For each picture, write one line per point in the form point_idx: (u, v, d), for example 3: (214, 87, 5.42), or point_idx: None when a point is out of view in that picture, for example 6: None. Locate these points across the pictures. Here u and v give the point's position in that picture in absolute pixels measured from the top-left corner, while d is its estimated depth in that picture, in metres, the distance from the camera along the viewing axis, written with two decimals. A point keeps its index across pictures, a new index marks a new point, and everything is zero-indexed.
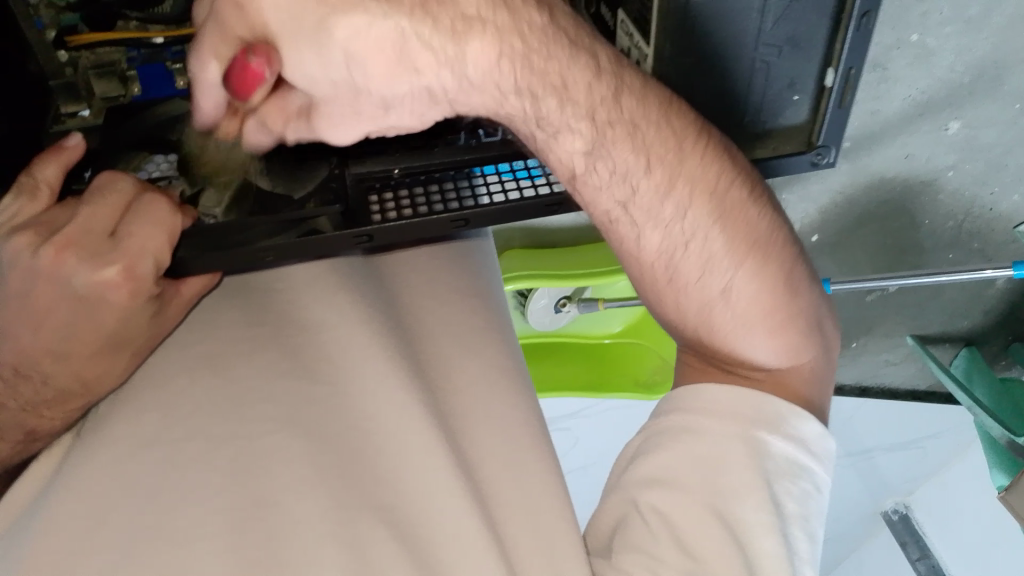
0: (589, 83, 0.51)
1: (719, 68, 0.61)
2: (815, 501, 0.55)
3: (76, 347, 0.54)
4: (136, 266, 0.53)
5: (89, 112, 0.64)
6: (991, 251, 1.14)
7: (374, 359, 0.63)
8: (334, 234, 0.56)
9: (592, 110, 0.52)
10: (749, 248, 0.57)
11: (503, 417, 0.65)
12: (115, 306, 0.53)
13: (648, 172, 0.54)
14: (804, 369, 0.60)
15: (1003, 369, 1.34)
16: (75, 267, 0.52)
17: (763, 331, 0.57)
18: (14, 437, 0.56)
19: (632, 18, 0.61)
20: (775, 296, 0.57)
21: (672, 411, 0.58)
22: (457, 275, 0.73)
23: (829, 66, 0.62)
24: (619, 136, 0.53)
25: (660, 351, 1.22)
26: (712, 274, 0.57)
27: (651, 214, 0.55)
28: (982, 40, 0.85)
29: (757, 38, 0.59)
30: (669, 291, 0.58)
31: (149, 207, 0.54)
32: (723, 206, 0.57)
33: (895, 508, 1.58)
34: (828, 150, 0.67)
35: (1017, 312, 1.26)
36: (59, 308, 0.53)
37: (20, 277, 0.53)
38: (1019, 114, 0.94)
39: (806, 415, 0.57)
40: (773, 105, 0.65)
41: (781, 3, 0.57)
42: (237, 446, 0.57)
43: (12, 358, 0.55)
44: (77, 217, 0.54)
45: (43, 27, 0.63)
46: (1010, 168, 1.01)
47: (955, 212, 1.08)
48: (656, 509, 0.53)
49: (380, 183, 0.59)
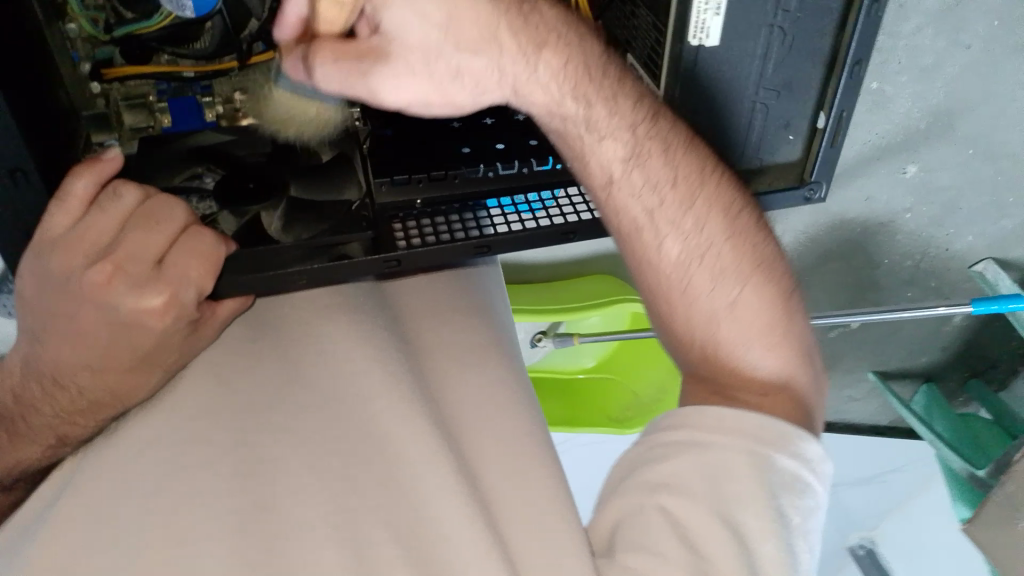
0: (632, 104, 0.61)
1: (718, 110, 0.65)
2: (817, 517, 0.58)
3: (112, 362, 0.57)
4: (180, 293, 0.56)
5: (118, 141, 0.68)
6: (946, 289, 1.20)
7: (376, 375, 0.65)
8: (365, 257, 0.59)
9: (633, 126, 0.61)
10: (755, 268, 0.62)
11: (508, 435, 0.68)
12: (156, 331, 0.56)
13: (675, 187, 0.62)
14: (795, 390, 0.61)
15: (959, 405, 1.42)
16: (122, 292, 0.55)
17: (760, 345, 0.61)
18: (45, 441, 0.59)
19: (642, 62, 0.66)
20: (774, 311, 0.61)
21: (678, 423, 0.59)
22: (455, 297, 0.76)
23: (821, 111, 0.67)
24: (654, 155, 0.61)
25: (635, 387, 1.22)
26: (722, 287, 0.61)
27: (672, 224, 0.61)
28: (936, 88, 0.89)
29: (757, 83, 0.64)
30: (680, 305, 0.61)
31: (197, 240, 0.57)
32: (735, 228, 0.63)
33: (860, 544, 1.61)
34: (819, 186, 0.72)
35: (972, 348, 1.33)
36: (102, 330, 0.57)
37: (69, 295, 0.56)
38: (972, 158, 0.99)
39: (811, 436, 0.59)
40: (770, 144, 0.69)
41: (781, 51, 0.62)
42: (240, 450, 0.59)
43: (51, 368, 0.58)
44: (127, 242, 0.56)
45: (79, 60, 0.64)
46: (963, 210, 1.07)
47: (912, 252, 1.13)
48: (664, 510, 0.56)
49: (402, 212, 0.63)
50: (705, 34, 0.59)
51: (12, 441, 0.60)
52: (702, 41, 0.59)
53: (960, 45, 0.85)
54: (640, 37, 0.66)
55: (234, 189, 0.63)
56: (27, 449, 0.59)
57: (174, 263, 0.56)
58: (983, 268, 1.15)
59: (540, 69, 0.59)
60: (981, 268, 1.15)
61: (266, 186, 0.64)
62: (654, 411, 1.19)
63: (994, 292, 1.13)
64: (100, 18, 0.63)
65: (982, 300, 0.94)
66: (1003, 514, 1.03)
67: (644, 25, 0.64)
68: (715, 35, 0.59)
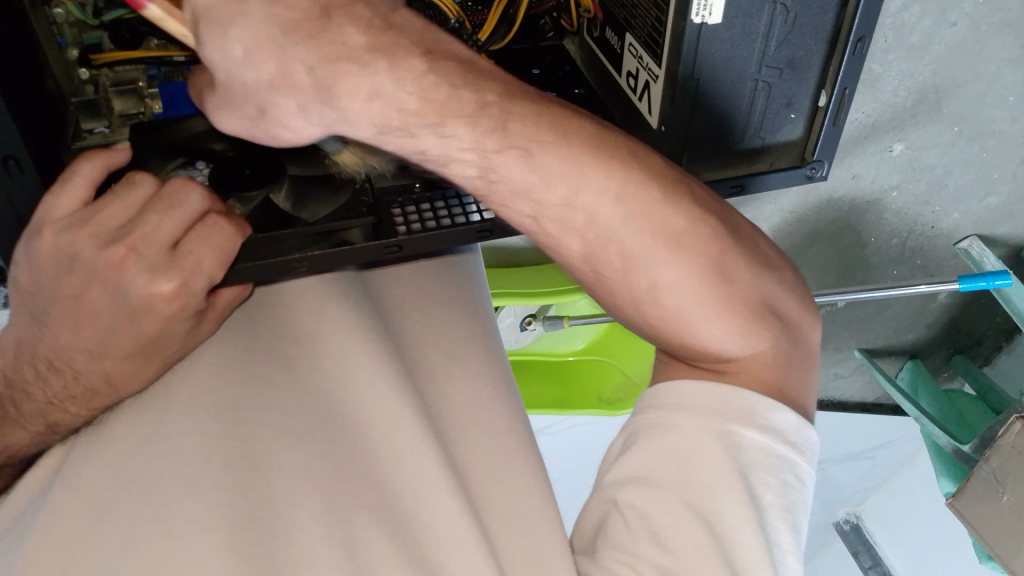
0: (469, 116, 0.54)
1: (722, 89, 0.64)
2: (798, 492, 0.56)
3: (112, 348, 0.56)
4: (190, 283, 0.55)
5: (108, 129, 0.65)
6: (933, 267, 1.20)
7: (370, 365, 0.64)
8: (365, 245, 0.58)
9: (477, 142, 0.54)
10: (666, 243, 0.58)
11: (499, 426, 0.68)
12: (163, 319, 0.55)
13: (550, 187, 0.56)
14: (762, 357, 0.58)
15: (945, 380, 1.44)
16: (134, 275, 0.54)
17: (704, 325, 0.58)
18: (35, 428, 0.59)
19: (642, 41, 0.65)
20: (706, 285, 0.58)
21: (650, 407, 0.58)
22: (444, 285, 0.75)
23: (823, 89, 0.66)
24: (513, 161, 0.56)
25: (624, 367, 1.21)
26: (638, 270, 0.58)
27: (562, 222, 0.58)
28: (924, 66, 0.89)
29: (760, 61, 0.63)
30: (612, 292, 0.60)
31: (215, 227, 0.56)
32: (634, 205, 0.57)
33: (846, 518, 1.59)
34: (822, 164, 0.70)
35: (957, 324, 1.34)
36: (107, 314, 0.55)
37: (78, 276, 0.55)
38: (958, 136, 0.99)
39: (782, 406, 0.57)
40: (772, 122, 0.68)
41: (784, 28, 0.62)
42: (232, 445, 0.58)
43: (47, 352, 0.58)
44: (145, 224, 0.55)
45: (66, 45, 0.65)
46: (949, 187, 1.07)
47: (899, 230, 1.13)
48: (634, 506, 0.55)
49: (402, 197, 0.62)
50: (708, 11, 0.58)
51: (7, 425, 0.59)
52: (705, 19, 0.59)
53: (946, 24, 0.85)
54: (638, 16, 0.65)
55: (230, 176, 0.62)
56: (17, 434, 0.59)
57: (189, 250, 0.55)
58: (968, 246, 1.13)
59: (360, 101, 0.51)
60: (967, 245, 1.13)
61: (263, 172, 0.63)
62: (642, 393, 1.18)
63: (977, 270, 1.11)
64: (89, 2, 0.64)
65: (968, 278, 0.96)
66: (987, 491, 1.04)
67: (644, 4, 0.63)
68: (718, 12, 0.58)
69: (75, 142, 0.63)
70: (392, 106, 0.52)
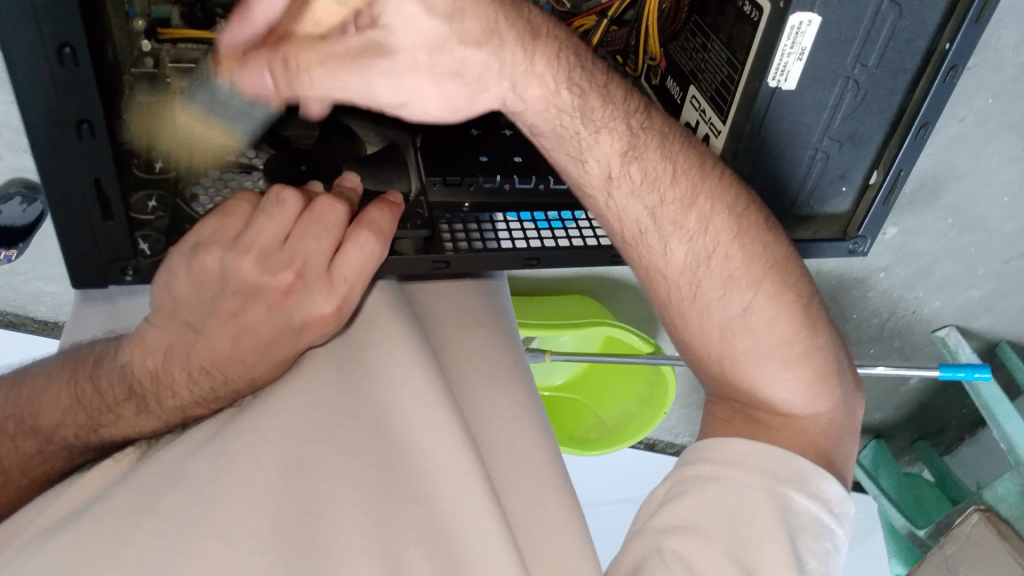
0: (618, 105, 0.62)
1: (782, 156, 0.66)
2: (836, 562, 0.55)
3: (265, 360, 0.57)
4: (346, 303, 0.57)
5: (163, 106, 0.63)
6: (909, 350, 1.19)
7: (418, 379, 0.59)
8: (414, 257, 0.60)
9: (629, 125, 0.62)
10: (767, 271, 0.62)
11: (527, 460, 0.65)
12: (324, 334, 0.58)
13: (673, 186, 0.62)
14: (819, 419, 0.60)
15: (906, 464, 1.45)
16: (304, 296, 0.56)
17: (783, 364, 0.60)
18: (170, 417, 0.58)
19: (707, 95, 0.66)
20: (795, 327, 0.61)
21: (699, 460, 0.58)
22: (489, 313, 0.75)
23: (876, 168, 0.69)
24: (654, 149, 0.62)
25: (598, 409, 1.19)
26: (733, 294, 0.61)
27: (677, 227, 0.61)
28: (925, 155, 0.91)
29: (823, 132, 0.65)
30: (690, 317, 0.62)
31: (374, 215, 0.58)
32: (742, 225, 0.62)
33: None
34: (864, 241, 0.73)
35: (924, 413, 1.36)
36: (267, 331, 0.56)
37: (239, 297, 0.56)
38: (950, 228, 1.01)
39: (830, 475, 0.57)
40: (824, 193, 0.70)
41: (852, 105, 0.64)
42: (284, 447, 0.53)
43: (201, 360, 0.57)
44: (302, 248, 0.56)
45: (133, 15, 0.63)
46: (935, 276, 1.07)
47: (881, 309, 1.12)
48: (677, 553, 0.53)
49: (451, 213, 0.64)
50: (784, 76, 0.60)
51: (137, 414, 0.58)
52: (779, 83, 0.60)
53: (954, 117, 0.87)
54: (705, 71, 0.67)
55: (286, 174, 0.64)
56: (147, 422, 0.58)
57: (342, 266, 0.56)
58: (946, 334, 1.13)
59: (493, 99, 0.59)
60: (945, 334, 1.13)
61: (317, 171, 0.64)
62: (616, 437, 1.16)
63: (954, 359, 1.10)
64: None
65: (948, 366, 0.96)
66: None
67: (715, 59, 0.65)
68: (793, 78, 0.60)
69: (129, 113, 0.62)
70: (562, 88, 0.60)
